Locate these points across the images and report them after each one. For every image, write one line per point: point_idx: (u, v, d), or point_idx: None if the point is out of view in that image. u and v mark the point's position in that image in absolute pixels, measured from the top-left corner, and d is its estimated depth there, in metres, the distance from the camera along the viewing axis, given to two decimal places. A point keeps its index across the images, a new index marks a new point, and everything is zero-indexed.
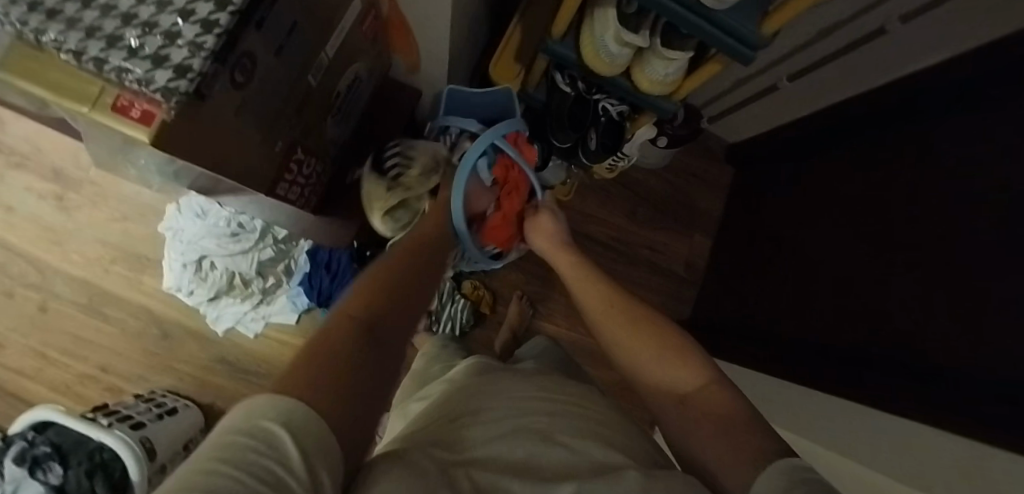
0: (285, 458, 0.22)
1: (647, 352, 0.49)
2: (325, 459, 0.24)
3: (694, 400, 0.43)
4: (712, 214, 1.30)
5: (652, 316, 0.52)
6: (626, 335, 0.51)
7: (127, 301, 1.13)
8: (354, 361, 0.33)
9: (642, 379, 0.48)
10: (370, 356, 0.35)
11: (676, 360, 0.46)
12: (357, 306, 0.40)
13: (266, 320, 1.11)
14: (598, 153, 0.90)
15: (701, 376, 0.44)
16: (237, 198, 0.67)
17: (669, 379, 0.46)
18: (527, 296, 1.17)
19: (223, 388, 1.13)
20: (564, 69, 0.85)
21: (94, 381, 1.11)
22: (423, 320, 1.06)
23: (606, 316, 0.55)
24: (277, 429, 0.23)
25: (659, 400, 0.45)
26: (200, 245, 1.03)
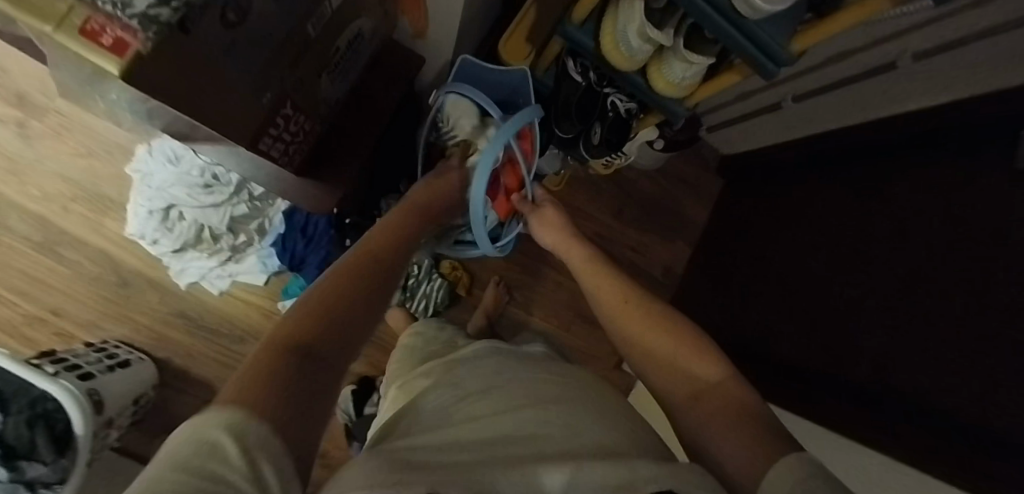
0: (223, 452, 0.23)
1: (662, 347, 0.47)
2: (269, 453, 0.24)
3: (708, 396, 0.41)
4: (697, 222, 1.31)
5: (671, 312, 0.51)
6: (641, 331, 0.49)
7: (85, 243, 1.06)
8: (295, 384, 0.31)
9: (653, 371, 0.47)
10: (309, 375, 0.32)
11: (692, 355, 0.45)
12: (297, 319, 0.37)
13: (232, 278, 1.06)
14: (600, 149, 0.89)
15: (716, 372, 0.42)
16: (215, 148, 0.63)
17: (683, 373, 0.44)
18: (506, 282, 1.16)
19: (181, 344, 1.09)
20: (578, 56, 0.83)
21: (43, 324, 1.05)
22: (397, 295, 1.04)
23: (620, 310, 0.53)
24: (220, 436, 0.24)
25: (670, 395, 0.44)
26: (169, 192, 0.98)
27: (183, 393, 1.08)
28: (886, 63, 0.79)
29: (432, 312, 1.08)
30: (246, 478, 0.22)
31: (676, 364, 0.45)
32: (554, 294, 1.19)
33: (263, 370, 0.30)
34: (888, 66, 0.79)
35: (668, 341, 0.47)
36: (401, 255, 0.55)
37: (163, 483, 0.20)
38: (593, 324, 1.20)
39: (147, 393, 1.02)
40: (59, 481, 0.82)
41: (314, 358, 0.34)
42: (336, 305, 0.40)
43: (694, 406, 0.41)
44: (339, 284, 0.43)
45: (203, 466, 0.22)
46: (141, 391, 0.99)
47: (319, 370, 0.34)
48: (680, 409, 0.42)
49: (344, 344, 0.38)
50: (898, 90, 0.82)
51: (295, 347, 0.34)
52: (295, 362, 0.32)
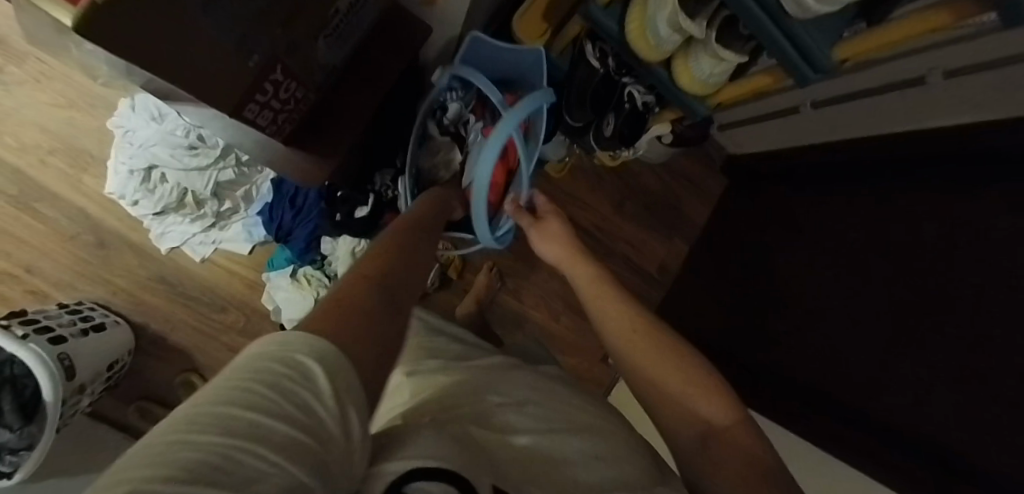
0: (317, 391, 0.21)
1: (674, 384, 0.48)
2: (352, 398, 0.23)
3: (727, 444, 0.43)
4: (696, 220, 1.28)
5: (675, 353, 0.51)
6: (649, 365, 0.49)
7: (62, 198, 1.01)
8: (376, 309, 0.32)
9: (667, 406, 0.47)
10: (380, 314, 0.32)
11: (704, 394, 0.46)
12: (361, 270, 0.37)
13: (216, 246, 1.02)
14: (611, 142, 0.85)
15: (736, 417, 0.45)
16: (198, 110, 0.59)
17: (695, 413, 0.46)
18: (498, 268, 1.12)
19: (159, 310, 1.05)
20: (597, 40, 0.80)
21: (14, 280, 1.00)
22: None
23: (626, 340, 0.52)
24: (310, 362, 0.22)
25: (681, 434, 0.45)
26: (150, 151, 0.92)
27: (159, 360, 1.05)
28: (916, 77, 0.75)
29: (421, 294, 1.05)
30: (332, 421, 0.21)
31: (692, 405, 0.46)
32: (547, 286, 1.16)
33: (338, 302, 0.30)
34: (914, 80, 0.75)
35: (677, 379, 0.48)
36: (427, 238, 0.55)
37: (259, 399, 0.18)
38: (583, 317, 1.18)
39: (122, 359, 0.99)
40: (26, 447, 0.78)
41: (385, 302, 0.34)
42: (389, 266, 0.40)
43: (708, 448, 0.43)
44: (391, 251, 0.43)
45: (295, 391, 0.20)
46: (114, 357, 0.96)
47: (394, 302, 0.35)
48: (694, 452, 0.44)
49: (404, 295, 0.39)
50: (919, 104, 0.79)
51: (367, 289, 0.34)
52: (374, 296, 0.34)
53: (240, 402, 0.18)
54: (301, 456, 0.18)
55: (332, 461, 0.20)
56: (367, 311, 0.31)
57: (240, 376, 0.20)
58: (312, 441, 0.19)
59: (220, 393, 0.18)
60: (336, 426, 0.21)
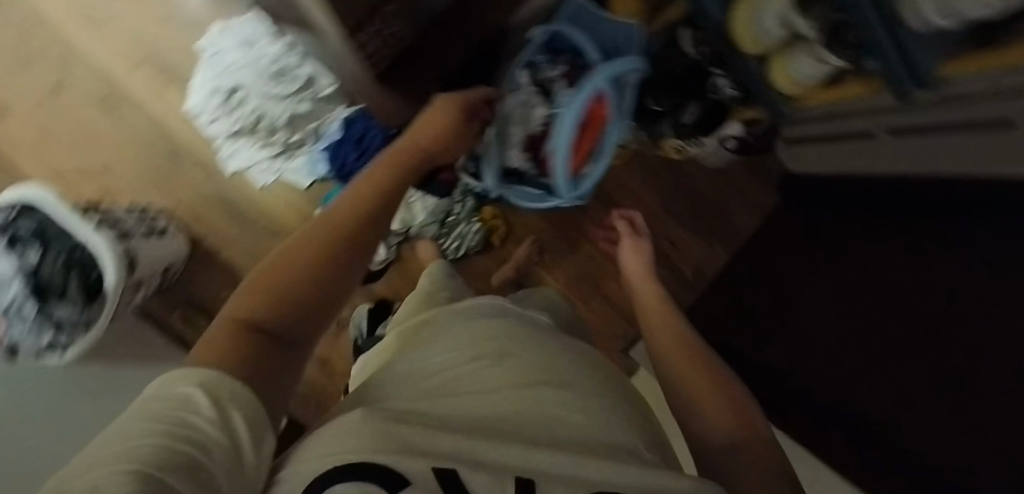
0: (200, 410, 0.23)
1: (711, 396, 0.52)
2: (246, 408, 0.25)
3: (743, 446, 0.45)
4: (740, 231, 1.27)
5: (699, 366, 0.56)
6: (695, 376, 0.54)
7: (145, 109, 1.08)
8: (249, 356, 0.28)
9: (700, 411, 0.50)
10: (273, 359, 0.30)
11: (737, 412, 0.49)
12: (248, 300, 0.33)
13: (278, 176, 1.05)
14: (690, 131, 0.85)
15: (761, 431, 0.47)
16: (299, 36, 0.62)
17: (724, 421, 0.48)
18: (539, 243, 1.15)
19: (216, 227, 1.11)
20: (695, 28, 0.82)
21: (93, 178, 1.08)
22: (432, 228, 1.05)
23: (677, 353, 0.58)
24: (192, 390, 0.23)
25: (707, 437, 0.48)
26: (237, 74, 0.97)
27: (209, 274, 1.12)
28: None
29: (462, 254, 1.09)
30: (216, 434, 0.22)
31: (726, 415, 0.49)
32: (580, 268, 1.18)
33: (214, 347, 0.28)
34: None
35: (714, 394, 0.52)
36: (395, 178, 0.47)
37: (137, 434, 0.20)
38: (612, 305, 1.19)
39: (175, 265, 1.06)
40: (85, 324, 0.86)
41: (279, 344, 0.31)
42: (302, 277, 0.35)
43: (730, 452, 0.45)
44: (308, 248, 0.36)
45: (177, 416, 0.22)
46: (170, 262, 1.03)
47: (285, 345, 0.32)
48: (713, 453, 0.46)
49: (308, 332, 0.34)
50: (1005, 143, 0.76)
51: (251, 330, 0.30)
52: (256, 342, 0.30)
53: (117, 442, 0.20)
54: (179, 464, 0.19)
55: (222, 469, 0.21)
56: (251, 348, 0.29)
57: (129, 421, 0.22)
58: (196, 452, 0.21)
59: (104, 441, 0.20)
60: (223, 439, 0.22)
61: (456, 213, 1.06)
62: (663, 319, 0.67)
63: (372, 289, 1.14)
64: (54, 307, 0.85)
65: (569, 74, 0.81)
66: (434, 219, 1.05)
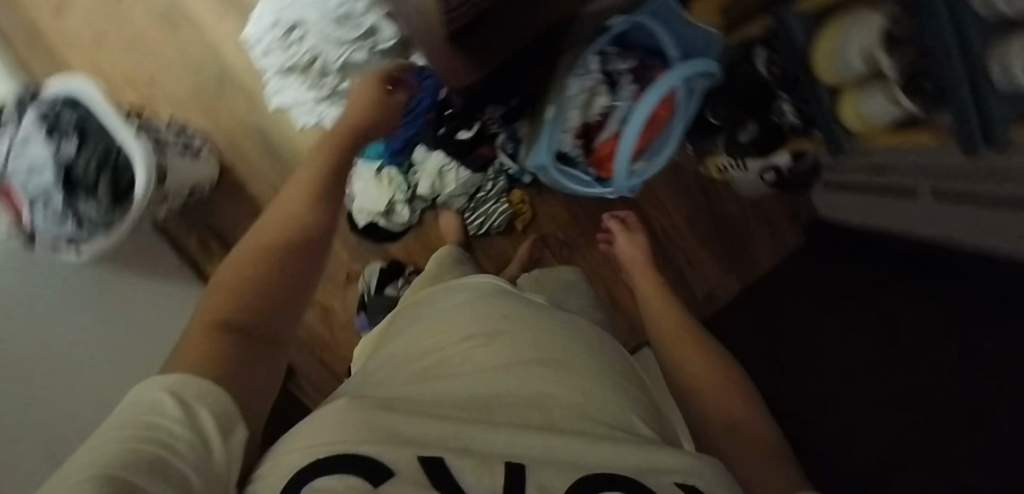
0: (171, 419, 0.26)
1: (718, 387, 0.56)
2: (217, 407, 0.29)
3: (740, 429, 0.51)
4: (760, 265, 1.27)
5: (693, 358, 0.60)
6: (702, 369, 0.58)
7: (202, 30, 1.08)
8: (219, 351, 0.35)
9: (697, 407, 0.56)
10: (243, 350, 0.37)
11: (741, 403, 0.54)
12: (213, 308, 0.40)
13: (319, 119, 1.06)
14: (744, 150, 0.86)
15: (753, 413, 0.53)
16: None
17: (730, 412, 0.53)
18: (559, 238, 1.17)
19: (249, 158, 1.12)
20: (771, 46, 0.79)
21: (138, 87, 1.08)
22: (460, 200, 1.06)
23: (687, 347, 0.62)
24: (163, 397, 0.27)
25: (714, 425, 0.52)
26: (300, 9, 0.95)
27: (231, 201, 1.13)
28: None
29: (483, 231, 1.10)
30: (184, 435, 0.26)
31: (732, 406, 0.54)
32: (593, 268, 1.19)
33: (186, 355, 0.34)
34: None
35: (721, 385, 0.56)
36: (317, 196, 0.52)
37: (124, 434, 0.24)
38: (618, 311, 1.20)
39: (202, 187, 1.07)
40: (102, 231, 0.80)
41: (248, 344, 0.38)
42: (249, 299, 0.41)
43: (736, 438, 0.50)
44: (252, 268, 0.43)
45: (151, 424, 0.25)
46: (196, 183, 1.04)
47: (251, 334, 0.39)
48: (719, 438, 0.51)
49: (271, 325, 0.41)
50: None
51: (222, 331, 0.37)
52: (227, 338, 0.37)
53: (103, 445, 0.24)
54: (146, 460, 0.23)
55: (190, 462, 0.25)
56: (215, 350, 0.35)
57: (108, 427, 0.26)
58: (164, 449, 0.24)
59: (91, 447, 0.24)
60: (191, 437, 0.26)
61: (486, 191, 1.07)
62: (662, 313, 0.71)
63: (387, 250, 1.14)
64: (77, 199, 0.77)
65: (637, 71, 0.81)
66: (464, 192, 1.06)
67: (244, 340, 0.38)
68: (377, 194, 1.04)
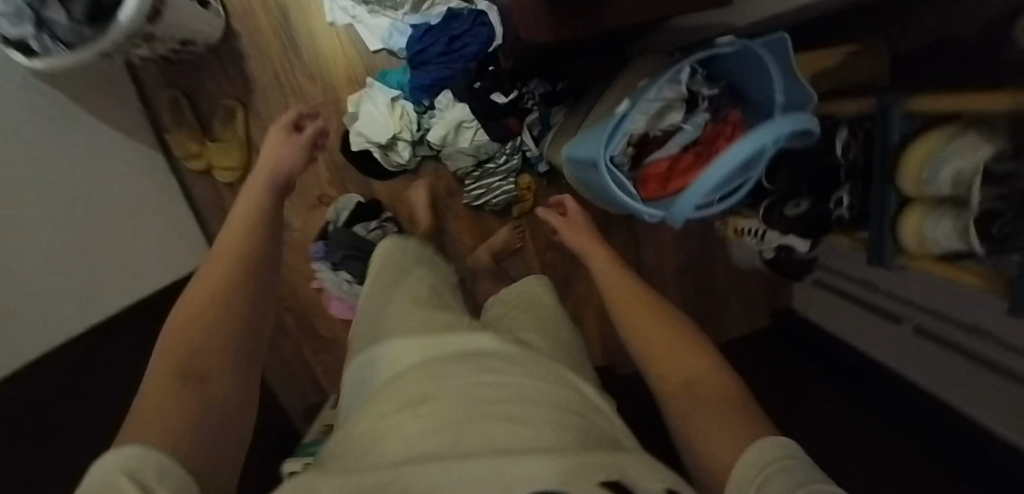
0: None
1: (672, 345, 0.54)
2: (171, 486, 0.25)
3: (700, 386, 0.48)
4: (723, 331, 1.30)
5: (652, 328, 0.57)
6: (653, 330, 0.56)
7: None
8: (175, 410, 0.33)
9: (657, 375, 0.51)
10: (200, 397, 0.35)
11: (694, 353, 0.52)
12: (167, 362, 0.38)
13: (352, 22, 0.96)
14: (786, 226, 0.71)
15: (711, 368, 0.50)
16: None
17: (681, 364, 0.51)
18: (549, 238, 1.17)
19: (261, 32, 0.99)
20: (858, 125, 0.67)
21: None
22: (467, 164, 0.96)
23: (638, 312, 0.60)
24: (118, 481, 0.23)
25: (665, 376, 0.50)
26: None
27: (223, 73, 1.00)
28: None
29: (478, 202, 1.03)
30: None
31: (684, 362, 0.51)
32: (565, 278, 1.21)
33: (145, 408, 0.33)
34: None
35: (669, 342, 0.54)
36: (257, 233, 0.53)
37: None
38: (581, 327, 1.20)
39: (195, 43, 0.92)
40: (64, 45, 0.66)
41: (205, 383, 0.37)
42: (197, 332, 0.40)
43: (684, 393, 0.47)
44: (206, 304, 0.43)
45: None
46: (194, 37, 0.90)
47: (209, 376, 0.38)
48: (671, 393, 0.48)
49: (235, 372, 0.40)
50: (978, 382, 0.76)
51: (184, 380, 0.36)
52: (191, 389, 0.36)
53: None
54: None
55: None
56: (175, 399, 0.34)
57: None
58: None
59: None
60: None
61: (497, 165, 0.97)
62: (627, 289, 0.66)
63: (374, 188, 1.06)
64: (45, 1, 0.63)
65: (714, 100, 0.59)
66: (473, 155, 0.95)
67: (212, 380, 0.37)
68: (383, 126, 0.93)
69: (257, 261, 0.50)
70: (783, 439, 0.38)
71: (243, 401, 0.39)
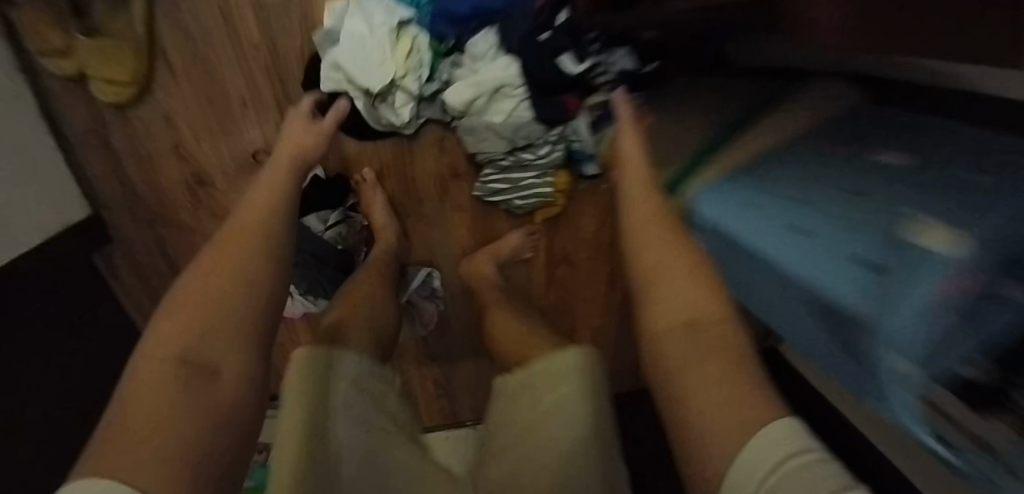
0: None
1: (675, 263, 0.45)
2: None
3: (702, 329, 0.39)
4: None
5: (652, 235, 0.48)
6: (662, 237, 0.47)
7: None
8: (169, 407, 0.31)
9: (653, 308, 0.43)
10: (190, 389, 0.33)
11: (703, 286, 0.42)
12: (168, 339, 0.36)
13: None
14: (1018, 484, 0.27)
15: (721, 310, 0.40)
16: None
17: (687, 296, 0.42)
18: (566, 253, 0.90)
19: None
20: None
21: None
22: (492, 147, 0.67)
23: (646, 226, 0.49)
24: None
25: (664, 304, 0.43)
26: None
27: None
28: None
29: (491, 198, 0.74)
30: None
31: (684, 297, 0.42)
32: (572, 301, 0.95)
33: (129, 404, 0.31)
34: None
35: (676, 269, 0.44)
36: (285, 193, 0.54)
37: None
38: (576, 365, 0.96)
39: None
40: None
41: (207, 374, 0.35)
42: (201, 306, 0.39)
43: (691, 360, 0.38)
44: (225, 278, 0.42)
45: None
46: None
47: (209, 367, 0.36)
48: (665, 333, 0.41)
49: (243, 356, 0.39)
50: None
51: (176, 363, 0.35)
52: (181, 379, 0.33)
53: None
54: None
55: None
56: (170, 398, 0.32)
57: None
58: None
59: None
60: None
61: (532, 154, 0.69)
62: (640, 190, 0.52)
63: (346, 149, 0.74)
64: None
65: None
66: (504, 136, 0.66)
67: (219, 377, 0.36)
68: (386, 59, 0.62)
69: (286, 225, 0.51)
70: (790, 420, 0.30)
71: (263, 382, 0.40)
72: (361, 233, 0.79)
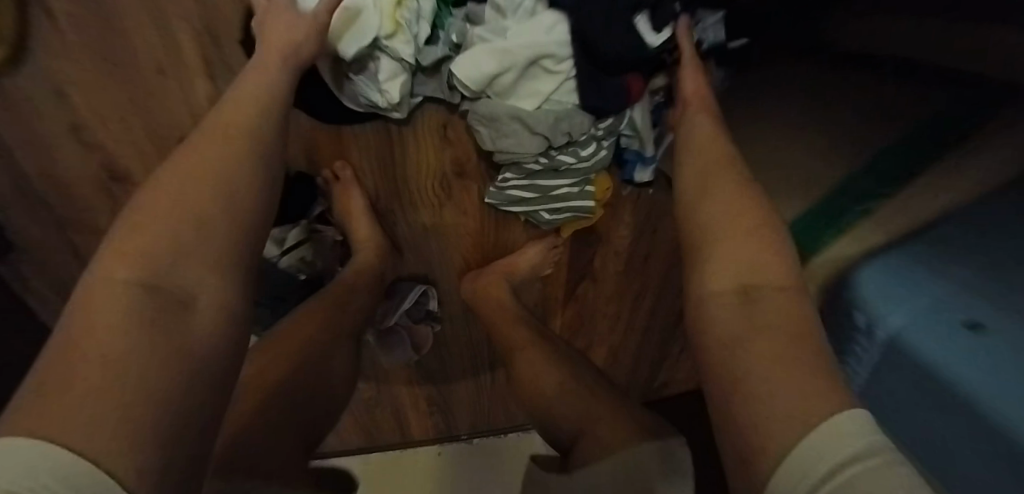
0: None
1: (738, 220, 0.37)
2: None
3: (767, 299, 0.32)
4: None
5: (712, 177, 0.40)
6: (725, 189, 0.38)
7: None
8: (136, 359, 0.25)
9: (703, 268, 0.35)
10: (165, 327, 0.27)
11: (768, 250, 0.35)
12: (122, 260, 0.29)
13: None
14: None
15: (788, 281, 0.33)
16: None
17: (748, 258, 0.34)
18: (592, 269, 0.72)
19: None
20: None
21: None
22: (513, 144, 0.48)
23: (705, 175, 0.40)
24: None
25: (718, 265, 0.35)
26: None
27: None
28: None
29: (505, 207, 0.56)
30: None
31: (745, 261, 0.34)
32: (590, 319, 0.78)
33: (71, 347, 0.24)
34: None
35: (738, 226, 0.36)
36: (277, 100, 0.40)
37: None
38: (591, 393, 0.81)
39: None
40: None
41: (180, 308, 0.29)
42: (175, 233, 0.31)
43: (748, 332, 0.30)
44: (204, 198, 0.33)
45: None
46: None
47: (177, 303, 0.29)
48: (715, 299, 0.33)
49: (226, 289, 0.32)
50: None
51: (139, 293, 0.28)
52: (155, 319, 0.27)
53: None
54: None
55: None
56: (130, 339, 0.26)
57: None
58: None
59: None
60: None
61: (567, 151, 0.50)
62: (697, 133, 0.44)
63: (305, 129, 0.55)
64: None
65: None
66: (529, 127, 0.47)
67: (194, 311, 0.30)
68: (374, 6, 0.44)
69: (271, 161, 0.38)
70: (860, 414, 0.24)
71: (242, 326, 0.34)
72: (334, 250, 0.64)
